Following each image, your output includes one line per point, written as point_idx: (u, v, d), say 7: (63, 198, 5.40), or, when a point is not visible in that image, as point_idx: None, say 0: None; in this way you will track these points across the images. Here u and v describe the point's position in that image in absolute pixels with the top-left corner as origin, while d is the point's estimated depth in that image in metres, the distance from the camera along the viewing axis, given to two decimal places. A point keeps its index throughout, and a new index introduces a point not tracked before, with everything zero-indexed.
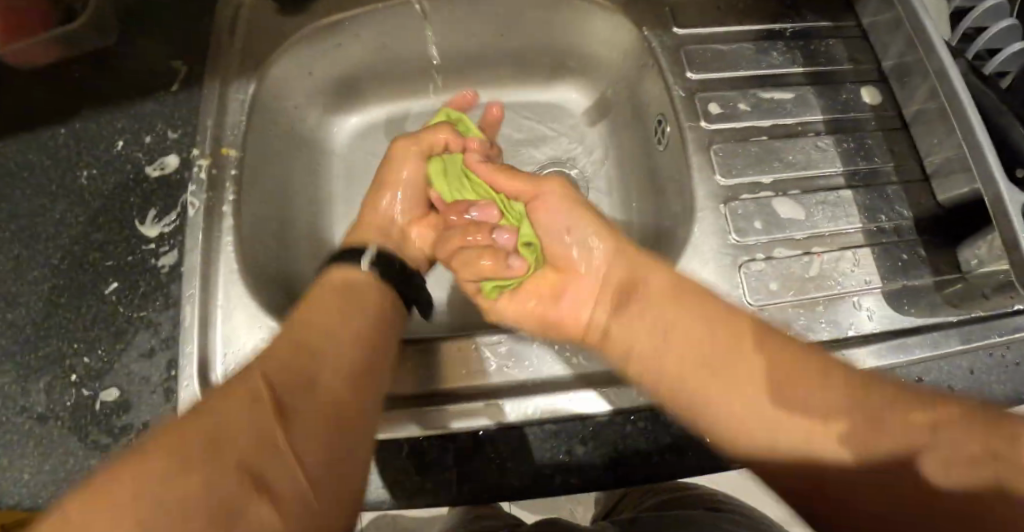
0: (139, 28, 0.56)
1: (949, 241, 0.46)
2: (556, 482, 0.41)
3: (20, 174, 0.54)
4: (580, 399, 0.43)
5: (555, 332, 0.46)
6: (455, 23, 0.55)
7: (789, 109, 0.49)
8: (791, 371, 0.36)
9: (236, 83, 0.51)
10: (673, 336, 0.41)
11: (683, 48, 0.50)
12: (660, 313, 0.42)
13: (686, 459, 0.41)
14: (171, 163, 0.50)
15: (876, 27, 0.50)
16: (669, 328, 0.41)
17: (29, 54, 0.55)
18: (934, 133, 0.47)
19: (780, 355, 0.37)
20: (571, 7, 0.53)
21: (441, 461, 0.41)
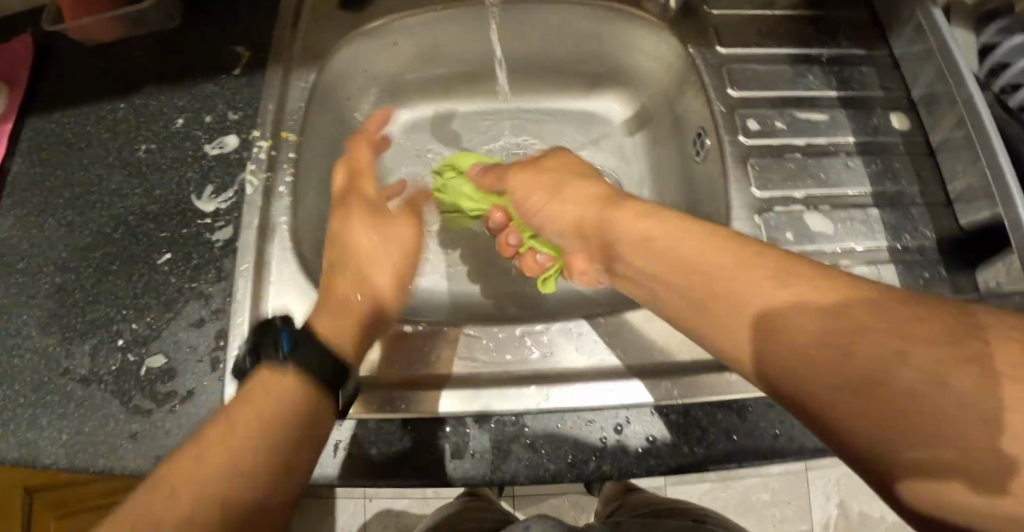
0: (202, 14, 0.58)
1: (968, 264, 0.49)
2: (591, 469, 0.42)
3: (78, 145, 0.56)
4: (615, 389, 0.44)
5: (592, 323, 0.47)
6: (507, 28, 0.58)
7: (823, 130, 0.52)
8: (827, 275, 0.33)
9: (298, 72, 0.54)
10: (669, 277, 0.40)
11: (725, 65, 0.53)
12: (662, 228, 0.41)
13: (715, 454, 0.43)
14: (231, 143, 0.52)
15: (908, 57, 0.53)
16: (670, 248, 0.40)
17: (93, 31, 0.57)
18: (958, 159, 0.49)
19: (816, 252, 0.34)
20: (617, 20, 0.56)
21: (473, 446, 0.43)
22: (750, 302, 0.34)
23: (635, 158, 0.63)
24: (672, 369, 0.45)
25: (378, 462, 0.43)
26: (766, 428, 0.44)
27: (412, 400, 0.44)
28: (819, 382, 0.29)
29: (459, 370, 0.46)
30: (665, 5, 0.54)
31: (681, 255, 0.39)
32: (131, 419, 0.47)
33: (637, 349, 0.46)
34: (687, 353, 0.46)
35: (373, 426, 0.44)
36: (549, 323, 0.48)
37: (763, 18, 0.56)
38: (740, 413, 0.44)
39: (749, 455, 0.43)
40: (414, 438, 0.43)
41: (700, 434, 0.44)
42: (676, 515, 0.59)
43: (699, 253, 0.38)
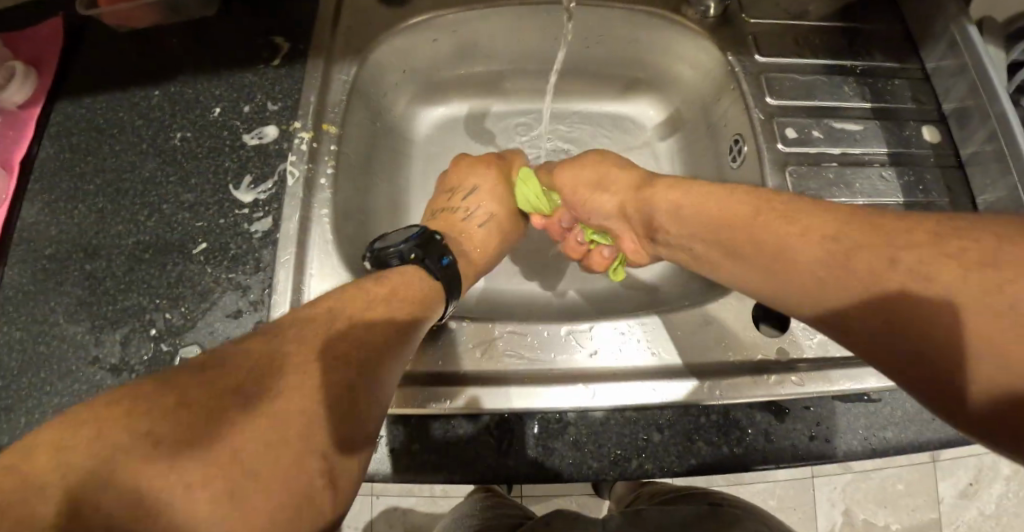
0: (240, 4, 0.58)
1: None
2: (634, 466, 0.43)
3: (110, 131, 0.55)
4: (656, 389, 0.44)
5: (633, 324, 0.48)
6: (548, 30, 0.59)
7: (857, 140, 0.53)
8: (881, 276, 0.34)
9: (340, 65, 0.54)
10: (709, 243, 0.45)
11: (763, 74, 0.54)
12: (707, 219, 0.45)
13: (755, 454, 0.44)
14: (270, 134, 0.52)
15: (940, 72, 0.55)
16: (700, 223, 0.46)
17: (126, 14, 0.57)
18: (989, 173, 0.50)
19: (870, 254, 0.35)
20: (657, 25, 0.57)
21: (515, 443, 0.43)
22: (808, 278, 0.38)
23: (666, 162, 0.64)
24: (713, 370, 0.46)
25: (420, 457, 0.43)
26: (804, 430, 0.44)
27: (455, 394, 0.44)
28: (921, 336, 0.32)
29: (501, 367, 0.46)
30: (705, 13, 0.55)
31: (726, 235, 0.44)
32: None
33: (678, 350, 0.47)
34: (728, 355, 0.47)
35: (415, 421, 0.44)
36: (590, 323, 0.48)
37: (799, 30, 0.57)
38: (778, 415, 0.45)
39: (788, 456, 0.44)
40: (457, 434, 0.43)
41: (740, 435, 0.44)
42: (692, 498, 0.59)
43: (724, 219, 0.44)
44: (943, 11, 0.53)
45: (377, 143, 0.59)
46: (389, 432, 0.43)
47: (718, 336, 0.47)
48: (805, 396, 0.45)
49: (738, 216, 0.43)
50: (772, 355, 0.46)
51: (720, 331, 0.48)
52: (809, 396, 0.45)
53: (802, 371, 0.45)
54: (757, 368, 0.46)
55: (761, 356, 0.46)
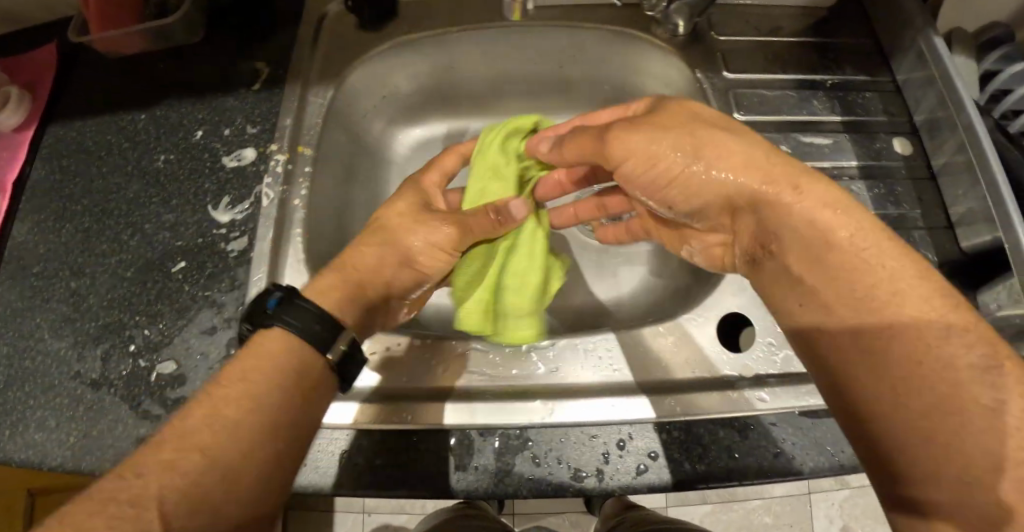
0: (222, 28, 0.59)
1: (970, 285, 0.51)
2: (592, 484, 0.43)
3: (99, 153, 0.57)
4: (619, 405, 0.45)
5: (597, 340, 0.48)
6: (523, 49, 0.59)
7: (825, 153, 0.54)
8: (884, 303, 0.35)
9: (316, 89, 0.56)
10: (829, 256, 0.37)
11: (731, 90, 0.54)
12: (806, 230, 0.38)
13: (717, 471, 0.43)
14: (247, 156, 0.54)
15: (909, 84, 0.55)
16: (807, 240, 0.38)
17: (116, 41, 0.58)
18: (960, 184, 0.51)
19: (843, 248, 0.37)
20: (626, 42, 0.57)
21: (476, 458, 0.44)
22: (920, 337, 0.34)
23: None
24: (676, 386, 0.46)
25: (385, 471, 0.44)
26: (770, 446, 0.44)
27: (398, 408, 0.45)
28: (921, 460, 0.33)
29: (465, 383, 0.47)
30: (674, 31, 0.56)
31: (828, 255, 0.37)
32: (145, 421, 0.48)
33: (641, 366, 0.47)
34: (693, 372, 0.47)
35: (382, 435, 0.45)
36: (552, 339, 0.48)
37: (768, 47, 0.58)
38: (740, 432, 0.44)
39: (755, 469, 0.43)
40: (420, 447, 0.44)
41: (702, 452, 0.44)
42: None
43: (851, 240, 0.37)
44: (912, 25, 0.54)
45: (354, 163, 0.60)
46: (354, 446, 0.44)
47: (686, 352, 0.48)
48: (768, 411, 0.45)
49: (849, 247, 0.37)
50: (739, 372, 0.46)
51: (689, 348, 0.48)
52: (771, 411, 0.45)
53: (770, 386, 0.45)
54: (720, 383, 0.46)
55: (725, 372, 0.46)
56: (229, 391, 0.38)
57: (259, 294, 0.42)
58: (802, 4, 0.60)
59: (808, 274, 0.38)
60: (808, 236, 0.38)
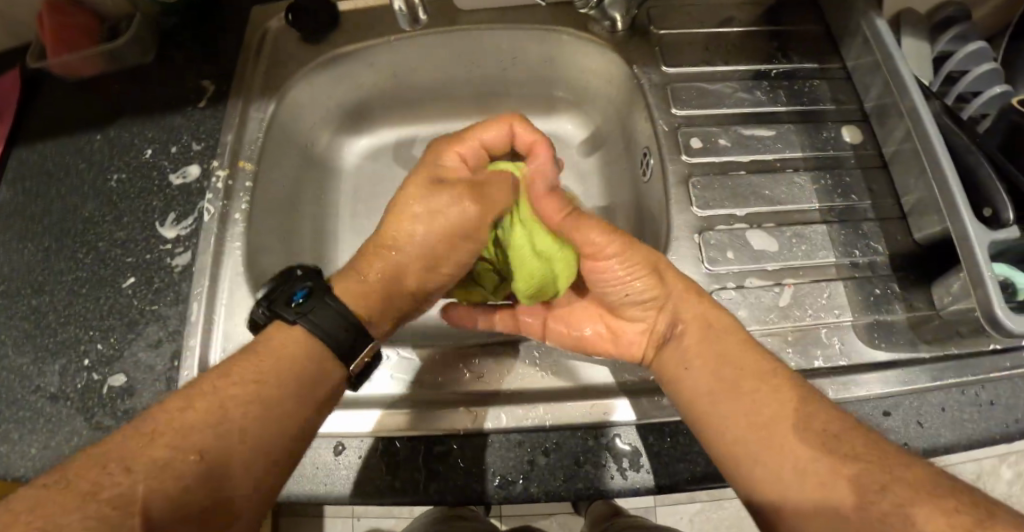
0: (172, 47, 0.61)
1: (924, 277, 0.49)
2: (518, 488, 0.43)
3: (58, 174, 0.59)
4: (546, 412, 0.45)
5: (531, 346, 0.49)
6: (463, 54, 0.59)
7: (768, 145, 0.52)
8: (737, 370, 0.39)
9: (257, 103, 0.57)
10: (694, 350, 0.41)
11: (670, 85, 0.53)
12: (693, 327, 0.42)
13: (646, 476, 0.43)
14: (193, 172, 0.55)
15: (859, 71, 0.53)
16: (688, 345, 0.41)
17: (71, 67, 0.60)
18: (909, 172, 0.49)
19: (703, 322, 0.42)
20: (565, 42, 0.57)
21: (402, 465, 0.44)
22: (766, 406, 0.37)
23: (592, 174, 0.63)
24: (606, 391, 0.46)
25: (313, 479, 0.44)
26: (700, 451, 0.43)
27: (374, 417, 0.46)
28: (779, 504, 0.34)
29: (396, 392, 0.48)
30: (611, 27, 0.55)
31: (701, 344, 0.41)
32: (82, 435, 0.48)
33: (571, 374, 0.47)
34: (622, 377, 0.47)
35: (310, 444, 0.45)
36: (488, 346, 0.49)
37: (711, 39, 0.56)
38: (672, 436, 0.44)
39: (685, 474, 0.43)
40: (348, 456, 0.44)
41: (631, 459, 0.43)
42: None
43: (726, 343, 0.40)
44: (855, 8, 0.52)
45: (303, 174, 0.61)
46: None
47: (616, 355, 0.47)
48: None
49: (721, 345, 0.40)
50: None
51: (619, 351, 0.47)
52: None
53: None
54: (649, 387, 0.46)
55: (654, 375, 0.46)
56: (233, 388, 0.36)
57: (280, 277, 0.42)
58: None
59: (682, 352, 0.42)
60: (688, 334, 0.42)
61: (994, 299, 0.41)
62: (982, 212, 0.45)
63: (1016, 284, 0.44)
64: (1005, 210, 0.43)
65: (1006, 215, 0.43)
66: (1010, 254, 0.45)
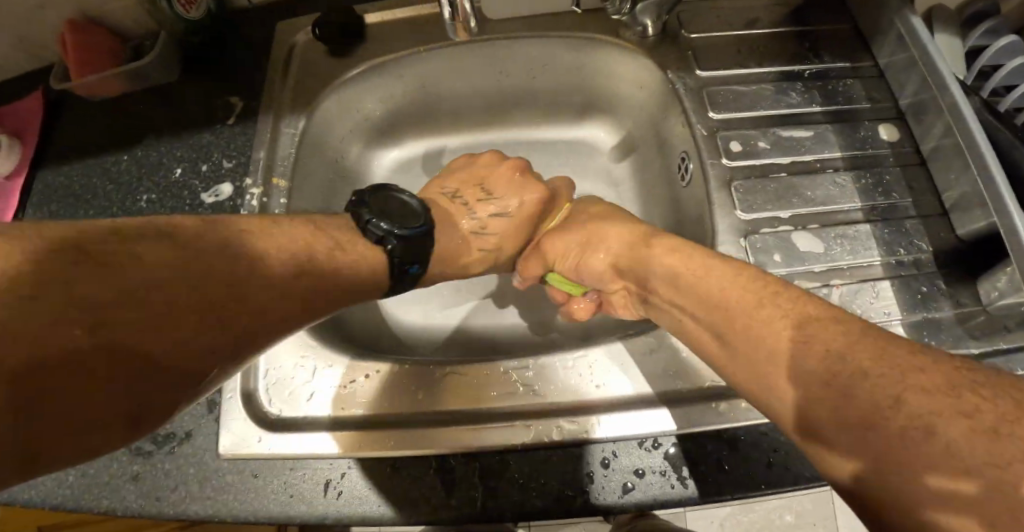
0: (198, 65, 0.60)
1: (971, 274, 0.49)
2: (579, 501, 0.42)
3: (84, 196, 0.57)
4: (603, 423, 0.44)
5: (581, 357, 0.47)
6: (491, 63, 0.59)
7: (807, 146, 0.52)
8: (733, 319, 0.39)
9: (289, 119, 0.56)
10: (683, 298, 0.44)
11: (706, 89, 0.53)
12: (676, 283, 0.44)
13: (709, 486, 0.42)
14: (225, 191, 0.54)
15: (893, 68, 0.54)
16: (670, 301, 0.45)
17: (96, 86, 0.59)
18: (952, 168, 0.49)
19: (700, 277, 0.42)
20: (597, 49, 0.57)
21: (457, 480, 0.43)
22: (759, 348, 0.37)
23: (624, 180, 0.63)
24: (664, 399, 0.45)
25: (370, 499, 0.43)
26: (761, 458, 0.43)
27: (371, 440, 0.44)
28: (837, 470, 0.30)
29: (444, 409, 0.46)
30: (644, 32, 0.55)
31: (681, 295, 0.44)
32: (116, 465, 0.46)
33: (624, 382, 0.46)
34: (674, 385, 0.45)
35: (362, 464, 0.44)
36: (539, 359, 0.47)
37: (742, 41, 0.56)
38: (729, 443, 0.43)
39: (745, 482, 0.42)
40: (403, 473, 0.44)
41: (691, 468, 0.43)
42: None
43: (726, 289, 0.41)
44: (889, 6, 0.52)
45: (336, 189, 0.61)
46: (340, 475, 0.44)
47: (665, 363, 0.47)
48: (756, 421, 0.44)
49: (709, 291, 0.42)
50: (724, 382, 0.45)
51: (669, 359, 0.47)
52: (761, 421, 0.43)
53: None
54: (706, 394, 0.45)
55: (708, 381, 0.45)
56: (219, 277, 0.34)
57: (388, 195, 0.47)
58: None
59: (674, 307, 0.45)
60: (673, 295, 0.44)
61: None
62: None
63: None
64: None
65: None
66: None
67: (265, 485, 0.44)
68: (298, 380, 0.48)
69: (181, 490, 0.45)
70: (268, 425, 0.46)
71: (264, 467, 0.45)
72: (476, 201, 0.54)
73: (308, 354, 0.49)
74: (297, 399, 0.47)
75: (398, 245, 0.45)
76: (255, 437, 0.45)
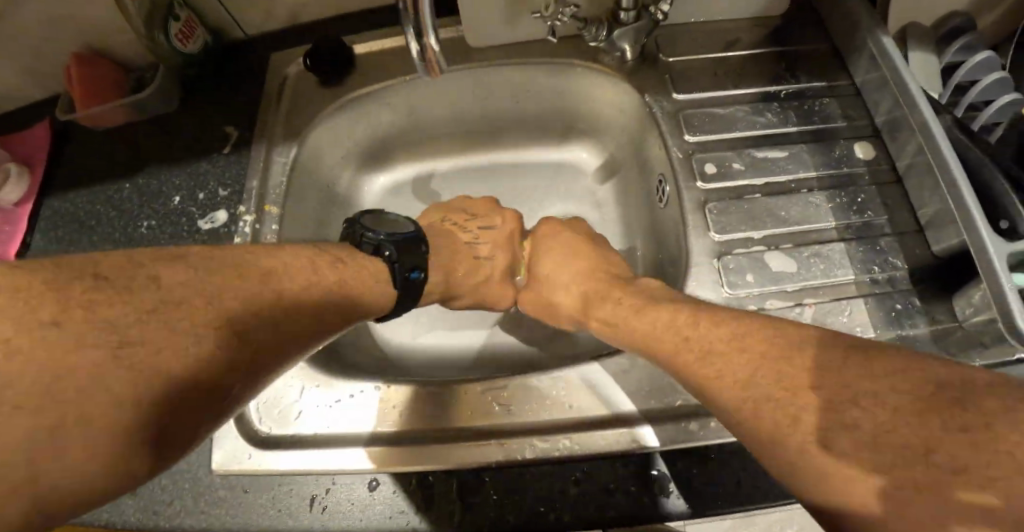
0: (197, 95, 0.63)
1: (946, 292, 0.49)
2: (552, 518, 0.43)
3: (88, 222, 0.60)
4: (577, 442, 0.45)
5: (553, 378, 0.48)
6: (476, 90, 0.61)
7: (782, 166, 0.53)
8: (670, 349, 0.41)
9: (280, 148, 0.58)
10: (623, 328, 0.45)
11: (681, 112, 0.55)
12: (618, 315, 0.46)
13: (677, 502, 0.43)
14: (220, 218, 0.57)
15: (868, 87, 0.54)
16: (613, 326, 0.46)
17: (100, 117, 0.61)
18: (925, 187, 0.50)
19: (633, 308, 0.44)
20: (577, 74, 0.59)
21: (436, 497, 0.45)
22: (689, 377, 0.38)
23: (607, 199, 0.64)
24: (637, 418, 0.46)
25: (353, 515, 0.45)
26: (730, 475, 0.44)
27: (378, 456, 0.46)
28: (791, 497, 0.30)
29: (424, 427, 0.47)
30: (622, 58, 0.56)
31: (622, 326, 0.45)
32: None
33: (599, 400, 0.47)
34: (647, 403, 0.46)
35: (345, 481, 0.46)
36: (513, 379, 0.49)
37: (720, 63, 0.58)
38: (699, 461, 0.44)
39: (715, 499, 0.43)
40: (383, 490, 0.45)
41: (660, 484, 0.44)
42: None
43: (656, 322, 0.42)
44: (862, 28, 0.53)
45: (327, 212, 0.63)
46: (324, 491, 0.46)
47: (639, 381, 0.47)
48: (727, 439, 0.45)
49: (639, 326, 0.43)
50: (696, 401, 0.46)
51: (643, 378, 0.48)
52: (732, 440, 0.44)
53: None
54: (680, 413, 0.46)
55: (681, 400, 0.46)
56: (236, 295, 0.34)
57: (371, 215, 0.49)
58: (752, 17, 0.60)
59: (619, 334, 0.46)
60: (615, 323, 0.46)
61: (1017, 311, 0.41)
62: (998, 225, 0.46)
63: None
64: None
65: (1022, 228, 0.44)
66: None
67: (253, 502, 0.46)
68: (286, 398, 0.50)
69: (175, 507, 0.47)
70: (257, 443, 0.48)
71: (252, 483, 0.47)
72: (465, 221, 0.57)
73: (295, 373, 0.51)
74: (285, 416, 0.49)
75: (396, 248, 0.46)
76: (243, 454, 0.47)
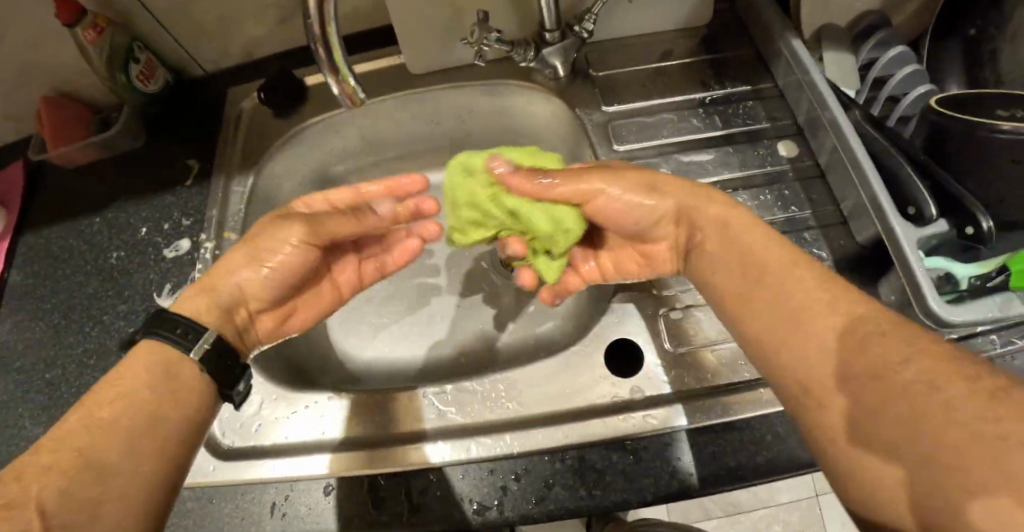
0: (161, 130, 0.67)
1: (872, 279, 0.51)
2: (496, 514, 0.46)
3: (62, 256, 0.63)
4: (516, 440, 0.47)
5: (492, 381, 0.51)
6: (421, 112, 0.64)
7: (709, 168, 0.56)
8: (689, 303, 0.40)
9: (238, 178, 0.62)
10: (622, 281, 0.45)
11: (611, 123, 0.58)
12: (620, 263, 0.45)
13: (613, 493, 0.46)
14: (184, 246, 0.60)
15: (788, 88, 0.57)
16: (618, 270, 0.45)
17: (71, 156, 0.65)
18: (844, 180, 0.52)
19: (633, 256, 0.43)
20: (513, 92, 0.62)
21: (386, 499, 0.47)
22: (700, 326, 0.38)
23: None
24: (573, 415, 0.48)
25: (310, 519, 0.47)
26: (664, 464, 0.46)
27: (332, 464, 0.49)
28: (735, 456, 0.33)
29: (375, 433, 0.50)
30: (554, 75, 0.60)
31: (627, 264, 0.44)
32: None
33: (536, 400, 0.50)
34: (581, 400, 0.49)
35: (302, 488, 0.48)
36: (457, 383, 0.52)
37: (648, 74, 0.61)
38: (634, 453, 0.47)
39: (649, 488, 0.45)
40: (338, 495, 0.48)
41: (597, 477, 0.46)
42: None
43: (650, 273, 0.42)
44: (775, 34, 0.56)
45: None
46: (282, 500, 0.48)
47: (574, 380, 0.50)
48: (661, 431, 0.47)
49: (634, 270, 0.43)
50: (630, 396, 0.49)
51: (579, 376, 0.50)
52: (662, 431, 0.47)
53: (660, 408, 0.48)
54: (614, 407, 0.48)
55: (616, 396, 0.49)
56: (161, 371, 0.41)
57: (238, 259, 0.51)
58: (678, 28, 0.63)
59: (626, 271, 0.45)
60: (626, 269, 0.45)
61: (928, 294, 0.42)
62: (908, 211, 0.47)
63: (955, 276, 0.45)
64: (985, 222, 0.43)
65: (928, 214, 0.45)
66: (946, 248, 0.46)
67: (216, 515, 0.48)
68: (246, 412, 0.52)
69: None
70: (218, 456, 0.50)
71: (213, 495, 0.49)
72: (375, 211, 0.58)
73: (253, 390, 0.53)
74: (245, 428, 0.52)
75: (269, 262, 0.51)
76: (206, 467, 0.50)
